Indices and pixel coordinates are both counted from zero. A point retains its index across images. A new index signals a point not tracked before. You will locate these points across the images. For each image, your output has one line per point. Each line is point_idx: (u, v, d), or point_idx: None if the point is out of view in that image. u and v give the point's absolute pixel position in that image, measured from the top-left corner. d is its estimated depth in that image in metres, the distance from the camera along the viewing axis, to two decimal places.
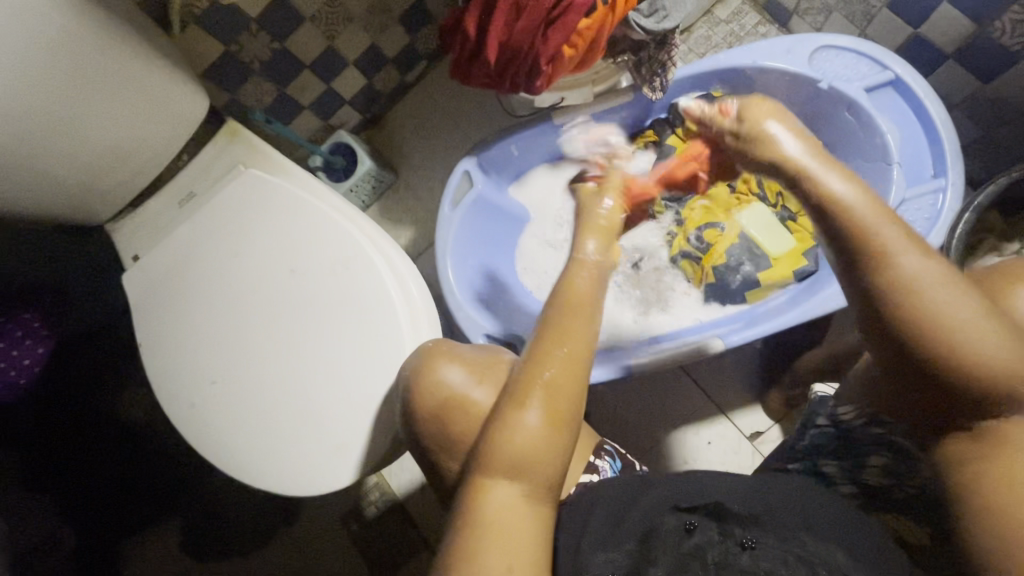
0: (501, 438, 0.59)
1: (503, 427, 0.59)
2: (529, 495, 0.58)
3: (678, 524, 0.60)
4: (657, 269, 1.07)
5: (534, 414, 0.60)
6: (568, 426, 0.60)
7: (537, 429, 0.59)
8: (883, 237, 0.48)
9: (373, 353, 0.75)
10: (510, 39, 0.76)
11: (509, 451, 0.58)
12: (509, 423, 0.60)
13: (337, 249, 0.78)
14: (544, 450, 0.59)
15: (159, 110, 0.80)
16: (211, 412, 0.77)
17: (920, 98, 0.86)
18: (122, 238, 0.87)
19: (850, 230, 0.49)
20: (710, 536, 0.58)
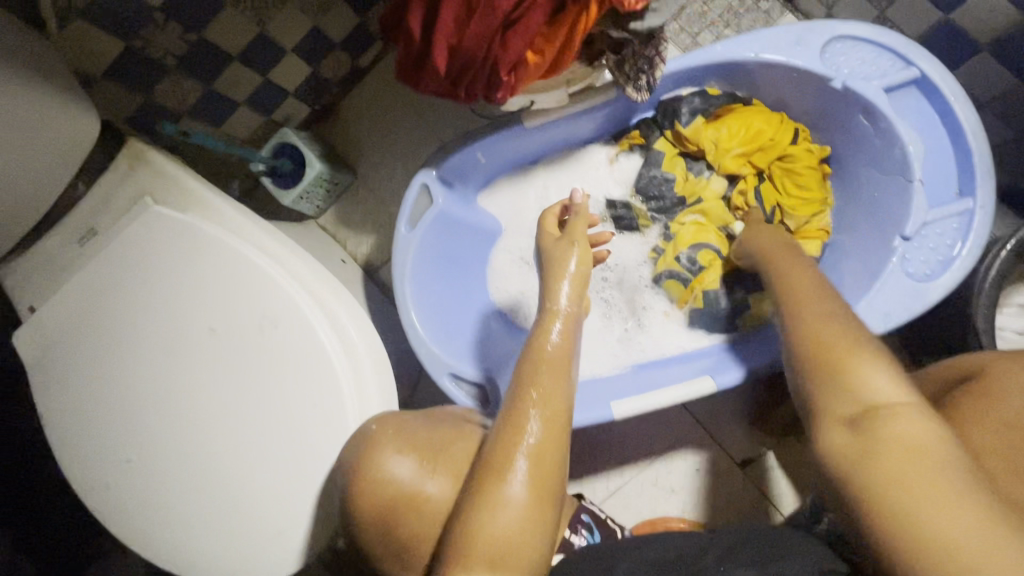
0: (480, 517, 0.49)
1: (481, 500, 0.50)
2: None
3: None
4: (640, 289, 0.96)
5: (517, 486, 0.50)
6: (553, 499, 0.52)
7: (521, 504, 0.50)
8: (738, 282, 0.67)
9: (314, 424, 0.64)
10: (461, 44, 0.61)
11: (490, 532, 0.49)
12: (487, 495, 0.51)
13: (268, 301, 0.66)
14: (532, 526, 0.50)
15: (35, 136, 0.65)
16: (129, 496, 0.67)
17: (948, 102, 0.73)
18: (14, 287, 0.73)
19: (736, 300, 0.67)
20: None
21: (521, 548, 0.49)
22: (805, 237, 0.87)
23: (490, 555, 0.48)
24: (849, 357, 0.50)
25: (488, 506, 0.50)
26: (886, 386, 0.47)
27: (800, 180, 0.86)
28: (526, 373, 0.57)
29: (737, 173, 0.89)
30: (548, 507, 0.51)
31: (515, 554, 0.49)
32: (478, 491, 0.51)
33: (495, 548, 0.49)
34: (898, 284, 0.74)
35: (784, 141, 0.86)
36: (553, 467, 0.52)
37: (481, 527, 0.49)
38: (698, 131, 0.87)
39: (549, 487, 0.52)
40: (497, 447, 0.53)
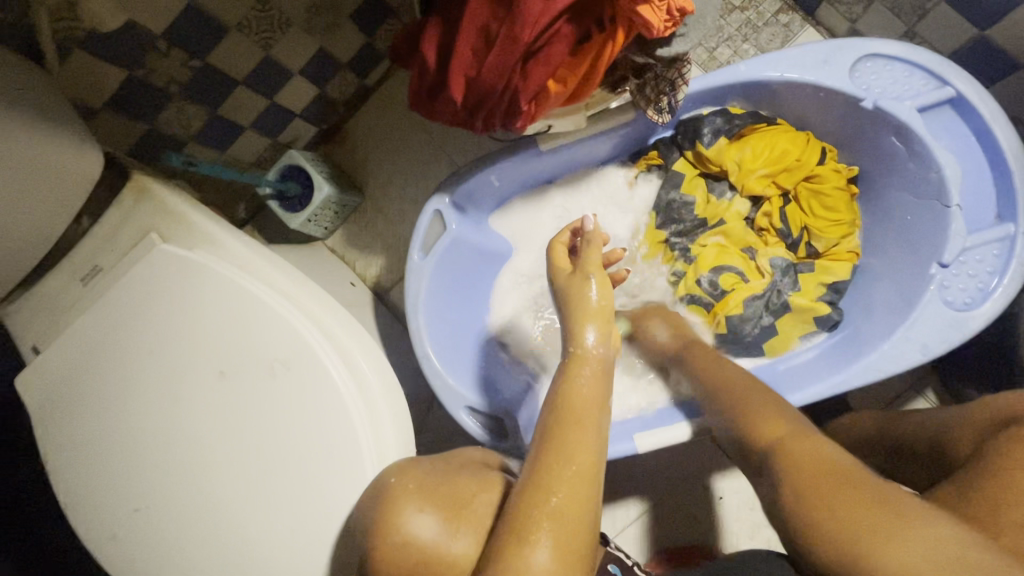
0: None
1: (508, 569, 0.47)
2: None
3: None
4: None
5: (542, 553, 0.48)
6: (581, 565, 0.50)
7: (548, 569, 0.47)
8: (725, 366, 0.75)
9: (329, 472, 0.61)
10: (478, 76, 0.59)
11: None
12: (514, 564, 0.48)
13: (279, 342, 0.63)
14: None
15: (34, 175, 0.62)
16: (136, 548, 0.64)
17: (987, 123, 0.70)
18: (16, 326, 0.71)
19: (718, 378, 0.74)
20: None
21: None
22: (832, 260, 0.85)
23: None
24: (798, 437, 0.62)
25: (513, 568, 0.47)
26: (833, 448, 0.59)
27: (830, 202, 0.83)
28: (555, 427, 0.55)
29: (761, 194, 0.86)
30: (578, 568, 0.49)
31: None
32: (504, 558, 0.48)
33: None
34: (936, 313, 0.70)
35: (812, 162, 0.83)
36: (584, 527, 0.50)
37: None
38: (720, 153, 0.84)
39: (579, 548, 0.49)
40: (521, 512, 0.50)
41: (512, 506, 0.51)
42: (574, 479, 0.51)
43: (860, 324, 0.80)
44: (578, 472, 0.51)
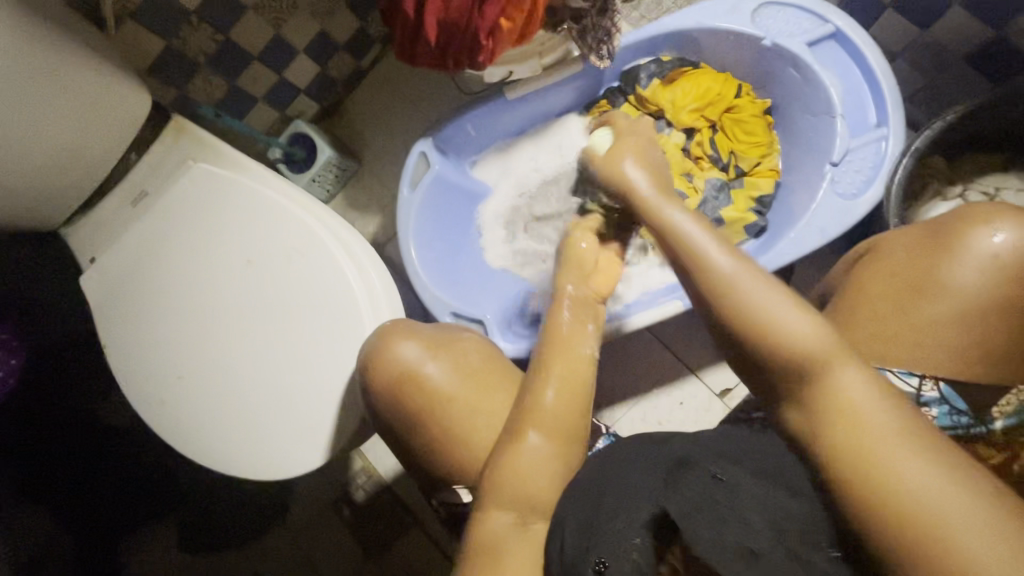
0: (510, 461, 0.62)
1: (511, 450, 0.63)
2: (524, 515, 0.61)
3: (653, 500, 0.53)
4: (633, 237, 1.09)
5: (535, 439, 0.63)
6: (569, 442, 0.64)
7: (544, 449, 0.63)
8: (713, 265, 0.52)
9: (336, 336, 0.76)
10: (447, 17, 0.76)
11: (519, 474, 0.62)
12: (515, 447, 0.63)
13: (294, 237, 0.79)
14: (553, 466, 0.63)
15: (100, 111, 0.79)
16: (181, 407, 0.79)
17: (860, 49, 0.87)
18: (79, 243, 0.87)
19: (725, 308, 0.50)
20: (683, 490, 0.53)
21: (540, 488, 0.62)
22: (757, 177, 1.00)
23: (518, 501, 0.61)
24: (797, 345, 0.47)
25: (518, 452, 0.63)
26: (814, 339, 0.46)
27: (749, 128, 1.00)
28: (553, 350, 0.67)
29: (692, 126, 1.03)
30: (568, 450, 0.64)
31: (538, 495, 0.62)
32: (508, 443, 0.63)
33: (517, 491, 0.61)
34: (830, 203, 0.86)
35: (730, 96, 1.00)
36: (576, 423, 0.65)
37: (511, 474, 0.62)
38: (655, 92, 1.01)
39: (570, 435, 0.64)
40: (524, 407, 0.65)
41: (519, 404, 0.65)
42: (567, 384, 0.65)
43: (780, 225, 0.95)
44: (568, 376, 0.65)
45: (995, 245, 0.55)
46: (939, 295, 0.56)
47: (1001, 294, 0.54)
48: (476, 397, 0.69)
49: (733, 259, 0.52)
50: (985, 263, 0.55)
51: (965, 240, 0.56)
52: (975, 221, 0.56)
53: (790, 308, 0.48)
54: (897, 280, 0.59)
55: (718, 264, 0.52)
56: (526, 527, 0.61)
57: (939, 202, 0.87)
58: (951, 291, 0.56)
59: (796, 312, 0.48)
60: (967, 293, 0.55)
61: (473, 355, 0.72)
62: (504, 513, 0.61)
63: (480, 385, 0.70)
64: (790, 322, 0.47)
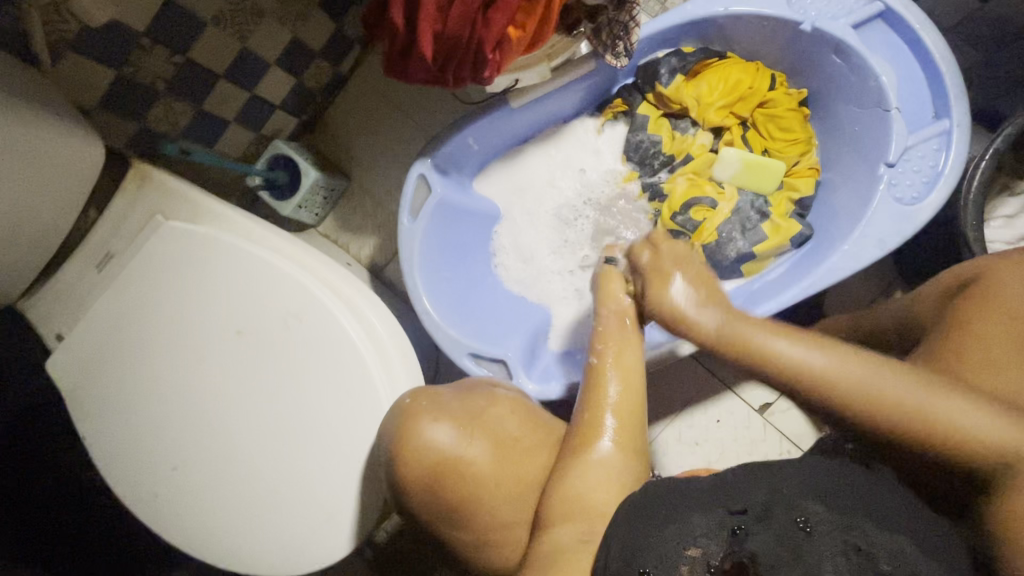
0: (574, 473, 0.57)
1: (574, 461, 0.57)
2: (586, 532, 0.55)
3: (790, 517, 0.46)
4: None
5: (606, 446, 0.57)
6: (640, 456, 0.58)
7: (611, 462, 0.57)
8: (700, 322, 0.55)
9: (349, 411, 0.67)
10: (445, 29, 0.64)
11: (577, 491, 0.56)
12: (579, 459, 0.58)
13: (289, 299, 0.68)
14: (620, 487, 0.56)
15: (45, 170, 0.67)
16: (180, 500, 0.70)
17: (915, 30, 0.76)
18: (41, 317, 0.76)
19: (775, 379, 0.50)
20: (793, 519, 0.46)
21: (601, 502, 0.55)
22: (795, 178, 0.91)
23: (583, 514, 0.55)
24: (949, 417, 0.45)
25: (581, 469, 0.57)
26: (846, 369, 0.48)
27: (783, 124, 0.91)
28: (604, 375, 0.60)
29: (721, 125, 0.93)
30: (634, 470, 0.58)
31: (604, 510, 0.55)
32: (570, 458, 0.58)
33: (580, 501, 0.56)
34: (889, 209, 0.76)
35: (762, 89, 0.90)
36: (638, 441, 0.58)
37: (572, 492, 0.56)
38: (678, 90, 0.90)
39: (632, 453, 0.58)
40: (584, 420, 0.59)
41: (573, 424, 0.60)
42: (625, 404, 0.58)
43: (827, 231, 0.86)
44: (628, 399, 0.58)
45: None
46: None
47: None
48: (520, 473, 0.61)
49: (806, 347, 0.50)
50: None
51: None
52: None
53: (840, 358, 0.49)
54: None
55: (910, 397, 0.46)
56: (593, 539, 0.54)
57: (1003, 200, 0.80)
58: None
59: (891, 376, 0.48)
60: None
61: (509, 423, 0.64)
62: (570, 527, 0.55)
63: (522, 456, 0.62)
64: (819, 362, 0.49)
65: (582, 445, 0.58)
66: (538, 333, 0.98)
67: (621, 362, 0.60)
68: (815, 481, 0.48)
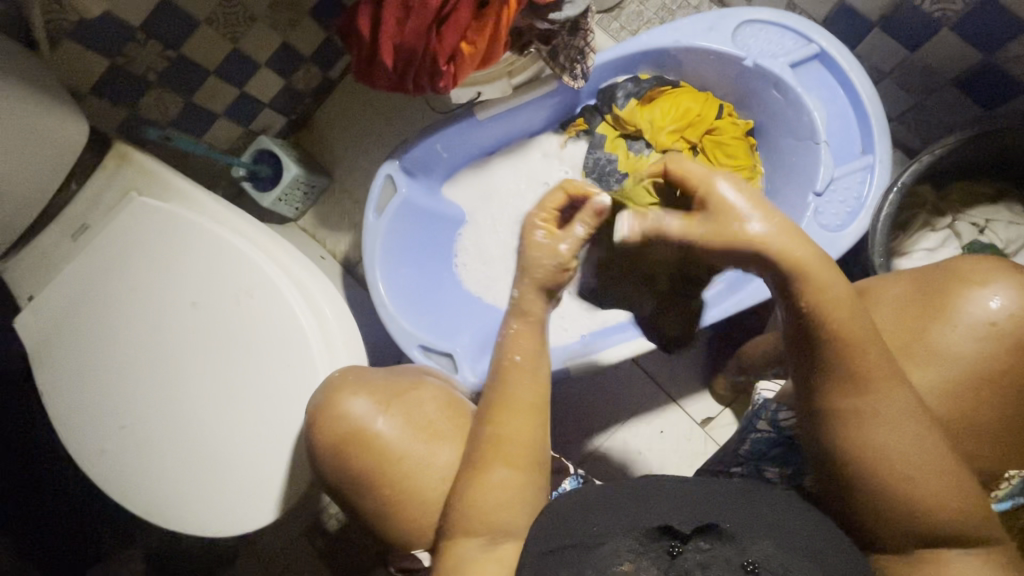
0: (472, 493, 0.59)
1: (473, 478, 0.59)
2: (483, 541, 0.58)
3: (659, 547, 0.53)
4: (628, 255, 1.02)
5: (500, 471, 0.59)
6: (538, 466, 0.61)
7: (508, 480, 0.59)
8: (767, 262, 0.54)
9: (288, 383, 0.71)
10: (402, 41, 0.71)
11: (478, 508, 0.58)
12: (479, 475, 0.59)
13: (244, 277, 0.74)
14: (524, 494, 0.59)
15: (29, 143, 0.72)
16: (124, 459, 0.74)
17: (846, 72, 0.82)
18: (15, 279, 0.81)
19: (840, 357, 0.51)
20: (702, 555, 0.52)
21: (498, 517, 0.58)
22: None
23: (486, 527, 0.58)
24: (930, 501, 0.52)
25: (478, 489, 0.59)
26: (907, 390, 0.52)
27: (730, 151, 0.96)
28: (509, 380, 0.62)
29: (672, 149, 0.97)
30: (534, 482, 0.61)
31: (509, 523, 0.58)
32: (471, 472, 0.60)
33: (477, 518, 0.58)
34: (815, 235, 0.81)
35: (711, 117, 0.95)
36: (540, 447, 0.61)
37: (474, 504, 0.58)
38: (632, 113, 0.97)
39: (531, 461, 0.60)
40: (483, 443, 0.60)
41: (473, 442, 0.62)
42: (518, 408, 0.61)
43: None
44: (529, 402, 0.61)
45: (991, 310, 0.54)
46: (929, 359, 0.56)
47: (979, 365, 0.54)
48: (429, 455, 0.64)
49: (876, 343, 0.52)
50: (973, 330, 0.55)
51: (964, 294, 0.55)
52: (978, 274, 0.56)
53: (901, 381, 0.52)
54: (890, 338, 0.57)
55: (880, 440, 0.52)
56: (497, 547, 0.58)
57: (926, 233, 0.85)
58: (947, 354, 0.55)
59: (902, 425, 0.51)
60: (958, 358, 0.55)
61: (429, 407, 0.67)
62: (472, 540, 0.58)
63: (435, 437, 0.65)
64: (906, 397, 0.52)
65: (478, 468, 0.59)
66: (488, 332, 1.02)
67: (522, 382, 0.62)
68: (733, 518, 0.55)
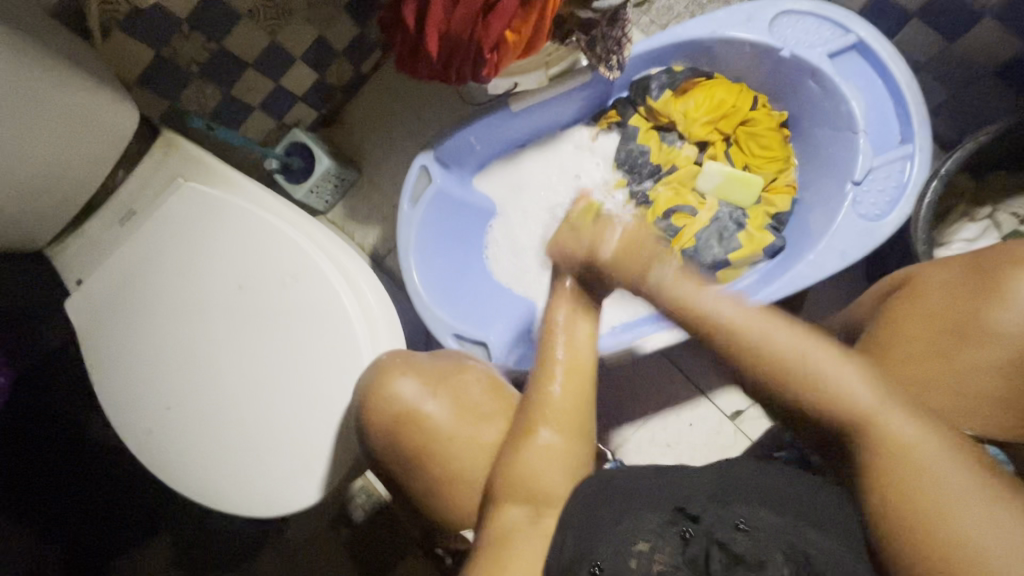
0: (518, 457, 0.61)
1: (519, 443, 0.62)
2: (528, 508, 0.60)
3: (674, 530, 0.53)
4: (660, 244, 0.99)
5: (547, 434, 0.61)
6: (583, 434, 0.62)
7: (554, 445, 0.61)
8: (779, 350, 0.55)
9: (333, 366, 0.72)
10: (449, 29, 0.72)
11: (524, 470, 0.61)
12: (525, 440, 0.62)
13: (289, 261, 0.75)
14: (569, 461, 0.61)
15: (82, 128, 0.74)
16: (170, 439, 0.76)
17: (884, 62, 0.82)
18: (64, 264, 0.83)
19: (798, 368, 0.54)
20: (709, 531, 0.52)
21: (542, 483, 0.60)
22: (772, 195, 0.97)
23: (530, 495, 0.60)
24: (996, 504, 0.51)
25: (524, 451, 0.61)
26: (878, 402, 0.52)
27: (764, 142, 0.97)
28: (551, 342, 0.63)
29: (705, 139, 1.00)
30: (580, 450, 0.62)
31: (551, 491, 0.60)
32: (518, 436, 0.62)
33: (522, 482, 0.60)
34: (852, 224, 0.82)
35: (745, 108, 0.96)
36: (588, 416, 0.62)
37: (518, 467, 0.61)
38: (666, 105, 0.97)
39: (578, 428, 0.62)
40: (532, 410, 0.62)
41: (524, 403, 0.64)
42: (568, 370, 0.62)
43: (798, 243, 0.92)
44: (572, 363, 0.62)
45: None
46: (980, 340, 0.55)
47: None
48: (477, 436, 0.66)
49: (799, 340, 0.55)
50: None
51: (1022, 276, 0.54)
52: None
53: (893, 410, 0.52)
54: (946, 321, 0.57)
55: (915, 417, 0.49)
56: (539, 520, 0.59)
57: (964, 224, 0.85)
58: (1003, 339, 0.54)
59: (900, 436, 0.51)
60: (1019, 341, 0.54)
61: (474, 389, 0.69)
62: (516, 510, 0.60)
63: (481, 420, 0.67)
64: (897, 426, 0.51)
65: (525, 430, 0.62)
66: (519, 325, 1.02)
67: (573, 345, 0.63)
68: (758, 498, 0.56)
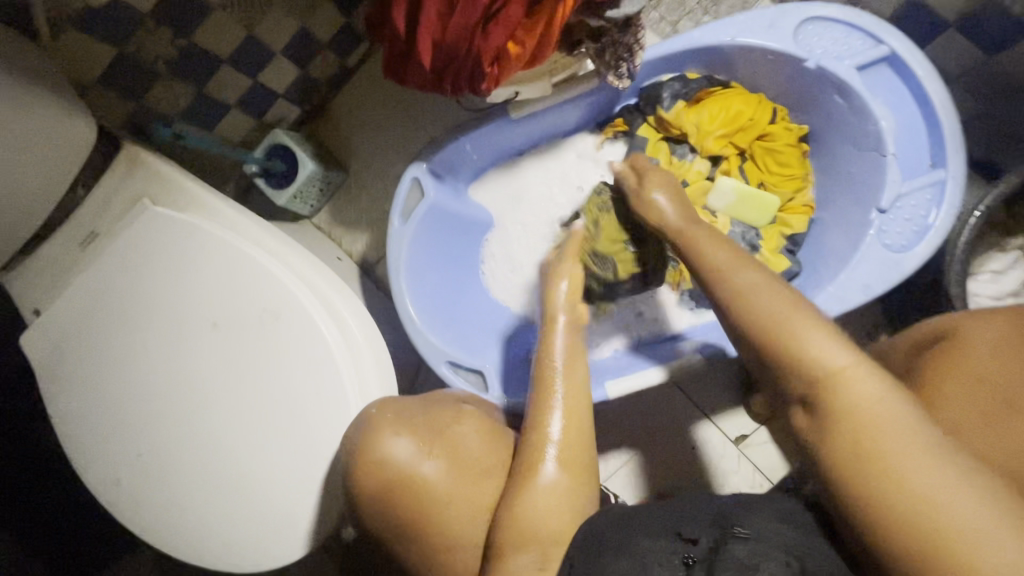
0: (519, 502, 0.56)
1: (520, 485, 0.57)
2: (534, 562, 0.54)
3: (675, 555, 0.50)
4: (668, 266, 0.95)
5: (550, 470, 0.57)
6: (587, 474, 0.58)
7: (559, 484, 0.56)
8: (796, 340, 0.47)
9: (317, 412, 0.67)
10: (445, 39, 0.64)
11: (527, 517, 0.55)
12: (526, 481, 0.57)
13: (268, 295, 0.68)
14: (573, 504, 0.56)
15: (31, 145, 0.66)
16: (142, 488, 0.70)
17: (918, 78, 0.76)
18: (19, 291, 0.75)
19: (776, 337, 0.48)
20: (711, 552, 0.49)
21: (544, 528, 0.55)
22: (788, 214, 0.91)
23: (533, 543, 0.55)
24: (890, 429, 0.41)
25: (527, 493, 0.56)
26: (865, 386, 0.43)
27: (783, 158, 0.91)
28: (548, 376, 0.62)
29: (719, 154, 0.93)
30: (584, 491, 0.58)
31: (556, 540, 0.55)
32: (518, 478, 0.58)
33: (525, 531, 0.55)
34: (878, 255, 0.77)
35: (763, 121, 0.90)
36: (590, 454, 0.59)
37: (520, 513, 0.56)
38: (679, 115, 0.90)
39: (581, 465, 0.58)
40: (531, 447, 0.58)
41: (522, 443, 0.60)
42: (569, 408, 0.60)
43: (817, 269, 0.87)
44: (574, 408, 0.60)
45: None
46: None
47: None
48: (478, 493, 0.62)
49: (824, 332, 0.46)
50: None
51: None
52: None
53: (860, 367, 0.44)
54: None
55: (859, 384, 0.43)
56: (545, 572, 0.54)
57: (993, 255, 0.80)
58: None
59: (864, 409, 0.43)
60: None
61: (471, 441, 0.64)
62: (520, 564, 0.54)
63: (481, 475, 0.63)
64: (858, 385, 0.44)
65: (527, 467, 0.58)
66: (517, 348, 0.97)
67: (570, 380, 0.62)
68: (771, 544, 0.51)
